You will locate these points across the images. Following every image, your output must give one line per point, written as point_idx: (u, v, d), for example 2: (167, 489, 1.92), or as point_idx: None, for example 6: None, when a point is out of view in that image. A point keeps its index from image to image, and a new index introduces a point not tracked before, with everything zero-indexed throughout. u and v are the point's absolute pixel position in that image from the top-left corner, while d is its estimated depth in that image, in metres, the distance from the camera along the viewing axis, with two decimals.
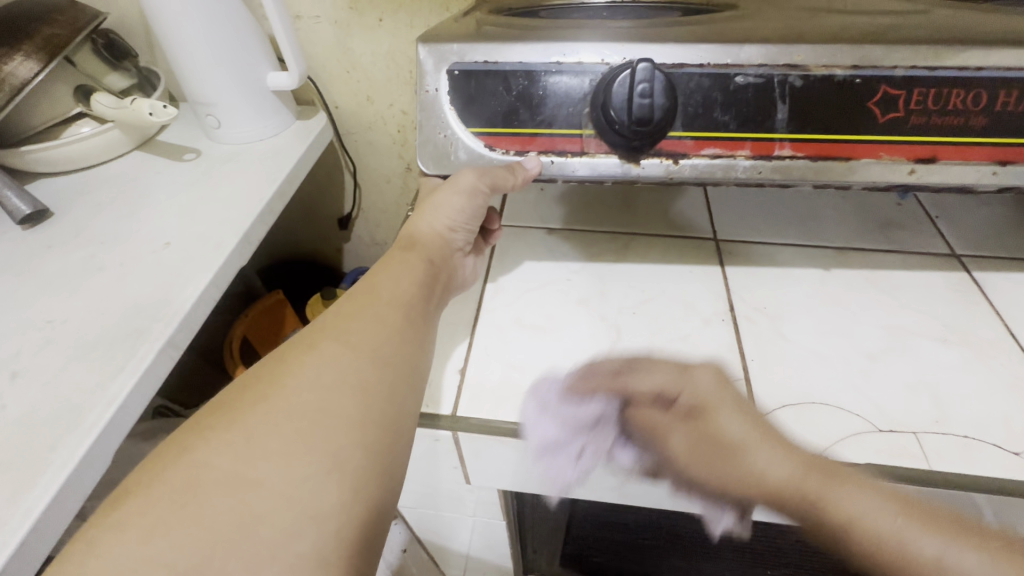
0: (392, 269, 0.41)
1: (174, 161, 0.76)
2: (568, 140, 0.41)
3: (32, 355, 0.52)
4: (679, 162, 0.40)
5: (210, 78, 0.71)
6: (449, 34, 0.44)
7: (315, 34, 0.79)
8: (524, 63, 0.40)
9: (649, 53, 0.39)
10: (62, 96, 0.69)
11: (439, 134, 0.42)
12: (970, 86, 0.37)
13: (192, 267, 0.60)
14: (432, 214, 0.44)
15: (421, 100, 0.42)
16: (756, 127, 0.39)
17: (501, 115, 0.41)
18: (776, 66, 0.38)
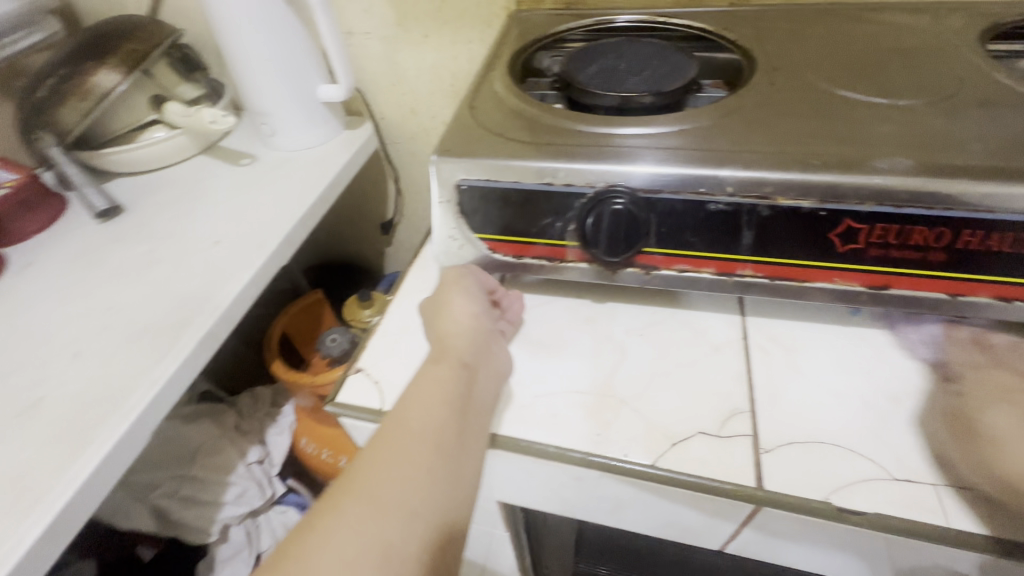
0: (436, 375, 0.36)
1: (232, 166, 0.82)
2: (554, 250, 0.40)
3: (93, 337, 0.58)
4: (650, 274, 0.39)
5: (267, 90, 0.76)
6: (458, 136, 0.42)
7: (365, 49, 0.83)
8: (518, 183, 0.39)
9: (626, 173, 0.37)
10: (139, 105, 0.76)
11: (446, 237, 0.42)
12: (934, 223, 0.34)
13: (235, 266, 0.64)
14: (445, 315, 0.40)
15: (435, 209, 0.42)
16: (722, 248, 0.37)
17: (498, 225, 0.41)
18: (747, 195, 0.36)
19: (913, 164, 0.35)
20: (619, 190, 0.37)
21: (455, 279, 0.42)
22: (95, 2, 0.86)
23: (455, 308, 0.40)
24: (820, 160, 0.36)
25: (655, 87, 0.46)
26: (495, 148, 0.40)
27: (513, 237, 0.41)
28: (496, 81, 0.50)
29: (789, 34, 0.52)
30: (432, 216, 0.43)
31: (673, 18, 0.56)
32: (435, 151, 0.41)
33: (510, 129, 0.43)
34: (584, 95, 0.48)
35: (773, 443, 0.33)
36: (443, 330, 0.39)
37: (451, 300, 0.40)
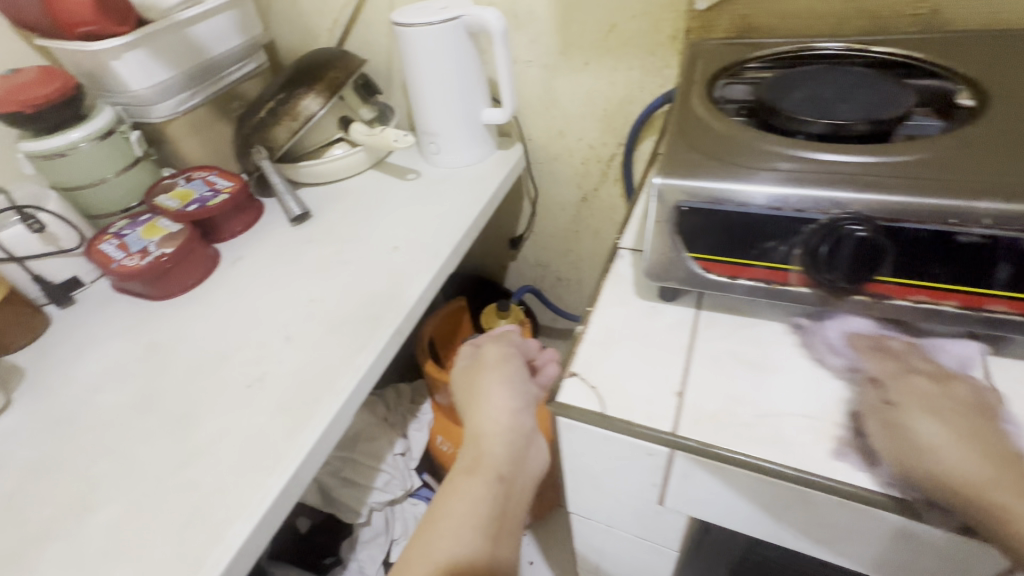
0: (469, 477, 0.47)
1: (399, 180, 0.90)
2: (774, 273, 0.41)
3: (300, 325, 0.66)
4: (879, 303, 0.39)
5: (441, 114, 0.84)
6: (672, 159, 0.44)
7: (525, 76, 0.89)
8: (743, 208, 0.40)
9: (864, 202, 0.37)
10: (330, 125, 0.88)
11: (660, 255, 0.44)
12: None
13: (414, 270, 0.71)
14: (482, 413, 0.50)
15: (648, 228, 0.44)
16: (970, 280, 0.36)
17: (717, 245, 0.42)
18: (1010, 229, 0.34)
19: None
20: (857, 217, 0.37)
21: (491, 358, 0.55)
22: (294, 37, 1.00)
23: (489, 409, 0.50)
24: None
25: (868, 114, 0.46)
26: (716, 172, 0.42)
27: (731, 259, 0.42)
28: (691, 106, 0.52)
29: (1012, 61, 0.50)
30: (644, 234, 0.44)
31: (873, 46, 0.55)
32: (652, 172, 0.43)
33: (723, 153, 0.45)
34: (789, 121, 0.48)
35: None
36: (478, 430, 0.50)
37: (489, 399, 0.51)
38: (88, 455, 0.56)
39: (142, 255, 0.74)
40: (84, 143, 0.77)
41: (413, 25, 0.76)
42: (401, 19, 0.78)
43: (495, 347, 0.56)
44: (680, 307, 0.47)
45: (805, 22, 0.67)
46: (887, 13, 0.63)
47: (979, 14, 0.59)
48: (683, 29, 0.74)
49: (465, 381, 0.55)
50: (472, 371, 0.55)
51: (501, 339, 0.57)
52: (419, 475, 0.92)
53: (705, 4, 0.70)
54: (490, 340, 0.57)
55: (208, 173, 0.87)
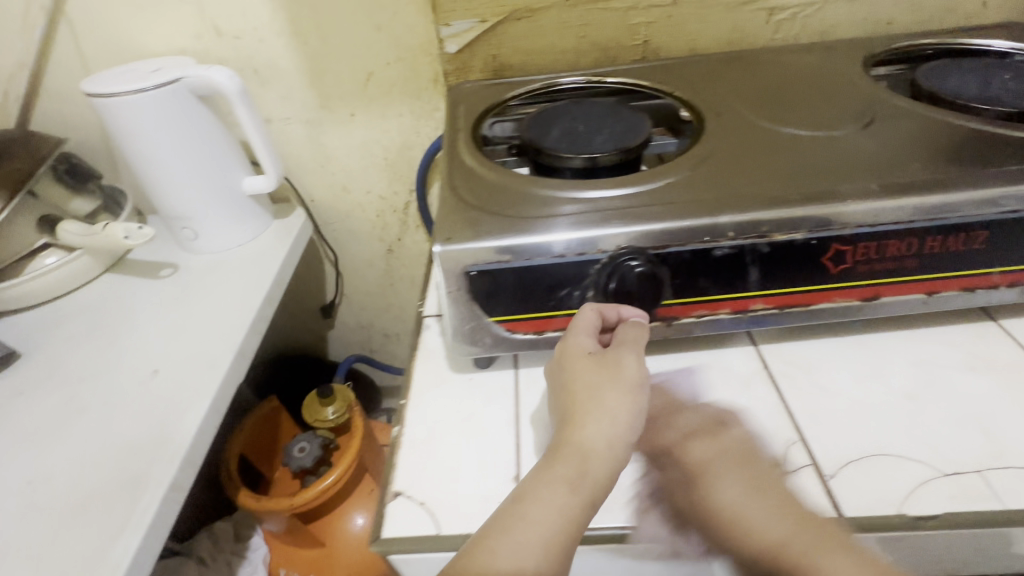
0: (544, 503, 0.32)
1: (151, 279, 0.72)
2: (574, 318, 0.40)
3: (12, 526, 0.46)
4: (670, 325, 0.40)
5: (187, 192, 0.70)
6: (451, 220, 0.41)
7: (287, 134, 0.79)
8: (530, 261, 0.38)
9: (636, 235, 0.38)
10: (24, 230, 0.66)
11: (463, 325, 0.40)
12: (904, 235, 0.38)
13: (187, 395, 0.56)
14: (598, 428, 0.34)
15: (443, 299, 0.40)
16: (733, 288, 0.39)
17: (517, 304, 0.39)
18: (747, 237, 0.38)
19: (876, 187, 0.39)
20: (633, 250, 0.38)
21: (616, 359, 0.37)
22: None
23: (607, 427, 0.34)
24: (798, 195, 0.39)
25: (617, 144, 0.49)
26: (495, 229, 0.39)
27: (533, 314, 0.39)
28: (461, 155, 0.50)
29: (709, 83, 0.58)
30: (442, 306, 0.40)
31: (609, 76, 0.60)
32: (433, 239, 0.39)
33: (499, 204, 0.43)
34: (555, 160, 0.49)
35: (833, 466, 0.35)
36: (587, 440, 0.34)
37: (610, 411, 0.35)
38: None
39: None
40: None
41: (118, 94, 0.62)
42: (98, 89, 0.62)
43: (635, 352, 0.37)
44: (500, 371, 0.43)
45: (549, 58, 0.71)
46: (612, 45, 0.70)
47: (679, 42, 0.69)
48: (441, 72, 0.72)
49: (576, 369, 0.36)
50: (599, 359, 0.37)
51: (636, 330, 0.38)
52: None
53: (455, 46, 0.69)
54: (632, 320, 0.38)
55: None
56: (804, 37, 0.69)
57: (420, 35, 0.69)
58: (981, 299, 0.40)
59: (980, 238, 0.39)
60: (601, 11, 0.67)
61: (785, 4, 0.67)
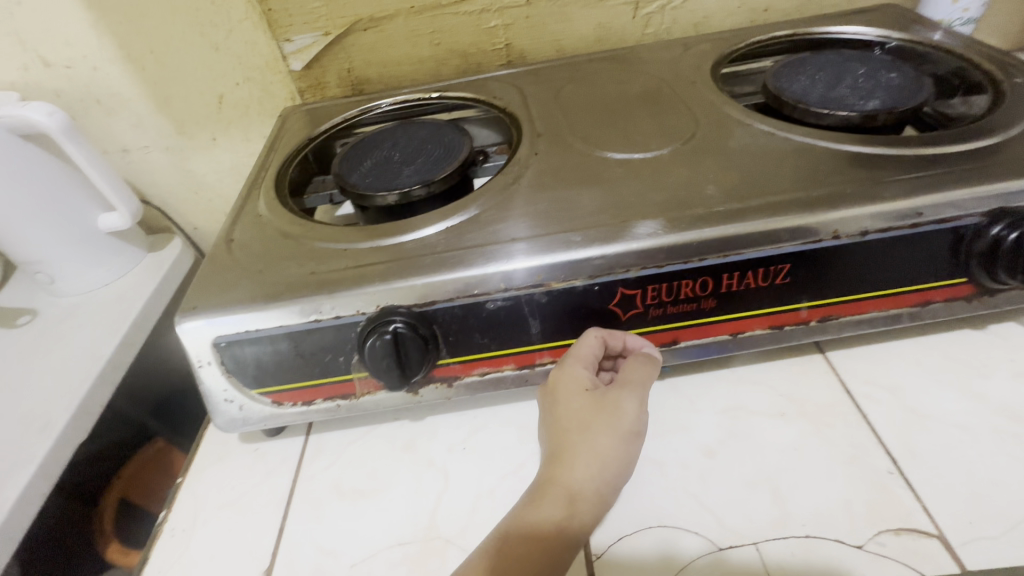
0: (523, 535, 0.30)
1: (6, 329, 0.68)
2: (341, 385, 0.36)
3: None
4: (453, 385, 0.37)
5: (31, 236, 0.66)
6: (208, 282, 0.37)
7: (149, 163, 0.74)
8: (283, 327, 0.35)
9: (396, 292, 0.34)
10: None
11: (225, 399, 0.37)
12: (697, 274, 0.34)
13: (10, 463, 0.52)
14: (587, 462, 0.32)
15: (197, 374, 0.36)
16: (514, 343, 0.36)
17: (278, 374, 0.36)
18: (520, 288, 0.34)
19: (664, 222, 0.35)
20: (392, 310, 0.34)
21: (617, 394, 0.34)
22: None
23: (595, 473, 0.32)
24: (580, 235, 0.35)
25: (427, 175, 0.45)
26: (248, 293, 0.35)
27: (296, 384, 0.36)
28: (261, 196, 0.45)
29: (554, 93, 0.54)
30: (199, 380, 0.36)
31: (448, 93, 0.57)
32: (181, 308, 0.35)
33: (273, 257, 0.39)
34: (359, 197, 0.45)
35: (602, 545, 0.32)
36: (576, 482, 0.32)
37: (599, 453, 0.32)
38: None
39: None
40: None
41: None
42: None
43: (637, 395, 0.34)
44: (289, 438, 0.40)
45: (410, 69, 0.66)
46: (471, 51, 0.65)
47: (544, 44, 0.65)
48: (296, 90, 0.67)
49: (572, 402, 0.34)
50: (598, 396, 0.34)
51: (641, 368, 0.35)
52: None
53: (301, 62, 0.64)
54: (638, 356, 0.35)
55: None
56: (676, 31, 0.64)
57: (264, 52, 0.64)
58: (793, 336, 0.37)
59: (782, 273, 0.35)
60: (453, 16, 0.62)
61: None
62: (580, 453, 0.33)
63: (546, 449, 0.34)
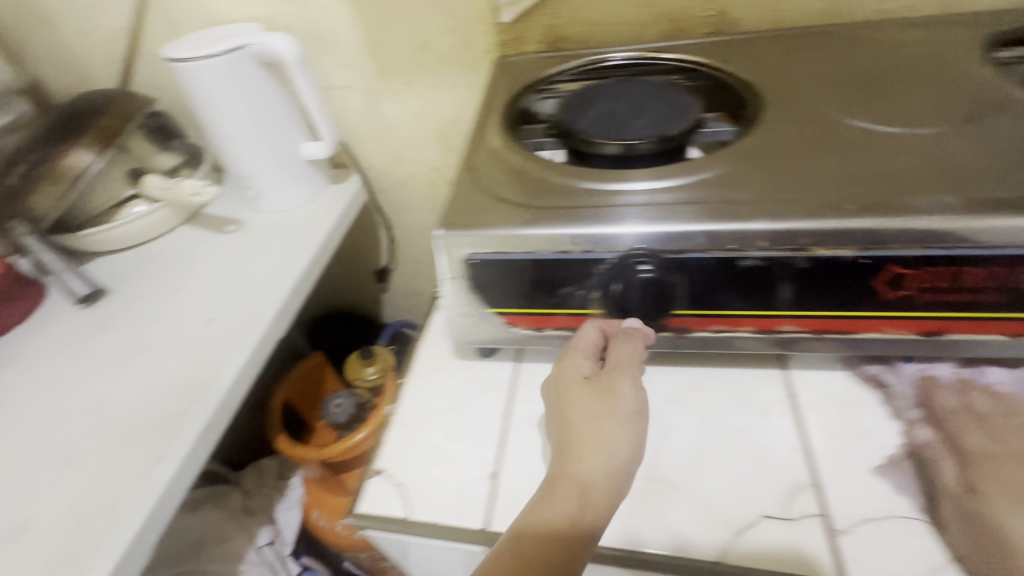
0: (537, 530, 0.30)
1: (218, 234, 0.78)
2: (575, 318, 0.38)
3: (81, 440, 0.54)
4: (683, 336, 0.37)
5: (250, 155, 0.74)
6: (460, 204, 0.40)
7: (347, 101, 0.81)
8: (531, 254, 0.36)
9: (649, 236, 0.35)
10: (114, 181, 0.73)
11: (463, 313, 0.40)
12: (989, 264, 0.31)
13: (228, 345, 0.60)
14: (592, 453, 0.32)
15: (444, 285, 0.40)
16: (758, 306, 0.35)
17: (518, 298, 0.38)
18: (782, 249, 0.33)
19: (958, 201, 0.32)
20: (643, 253, 0.35)
21: (618, 378, 0.34)
22: (70, 80, 0.84)
23: (605, 459, 0.32)
24: (854, 204, 0.33)
25: (658, 131, 0.45)
26: (500, 217, 0.37)
27: (532, 309, 0.38)
28: (490, 135, 0.48)
29: (783, 62, 0.51)
30: (442, 291, 0.40)
31: (666, 51, 0.55)
32: (436, 222, 0.38)
33: (514, 188, 0.41)
34: (585, 145, 0.46)
35: (848, 522, 0.39)
36: (585, 471, 0.32)
37: (608, 437, 0.32)
38: None
39: None
40: None
41: (190, 60, 0.66)
42: (175, 54, 0.67)
43: (634, 377, 0.34)
44: (501, 362, 0.43)
45: (612, 29, 0.65)
46: (682, 16, 0.63)
47: (762, 13, 0.61)
48: (497, 42, 0.69)
49: (574, 393, 0.34)
50: (597, 384, 0.34)
51: (629, 349, 0.35)
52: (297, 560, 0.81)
53: (510, 16, 0.66)
54: (621, 338, 0.36)
55: None
56: (922, 8, 0.58)
57: (476, 3, 0.67)
58: None
59: None
60: None
61: None
62: (584, 442, 0.33)
63: (555, 445, 0.34)
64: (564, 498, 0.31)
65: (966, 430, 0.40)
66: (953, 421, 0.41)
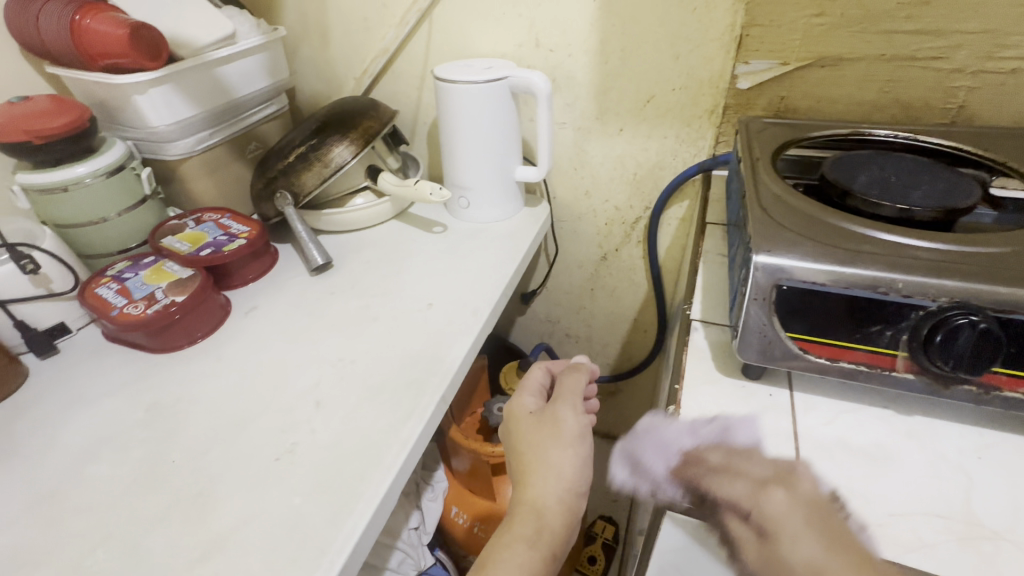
0: (514, 525, 0.46)
1: (426, 233, 0.87)
2: (878, 357, 0.40)
3: (330, 387, 0.60)
4: (989, 394, 0.38)
5: (475, 169, 0.83)
6: (771, 235, 0.44)
7: (557, 137, 0.90)
8: (848, 290, 0.40)
9: (977, 293, 0.37)
10: (356, 173, 0.84)
11: (758, 332, 0.42)
12: None
13: (454, 330, 0.67)
14: (544, 469, 0.48)
15: (743, 305, 0.43)
16: None
17: (822, 327, 0.41)
18: None
19: None
20: (967, 306, 0.37)
21: (550, 415, 0.52)
22: (320, 86, 0.99)
23: (559, 481, 0.48)
24: None
25: (942, 203, 0.48)
26: (819, 253, 0.41)
27: (834, 340, 0.41)
28: (762, 182, 0.53)
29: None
30: (740, 310, 0.43)
31: (920, 135, 0.60)
32: (753, 247, 0.42)
33: (816, 230, 0.45)
34: (861, 204, 0.50)
35: None
36: (541, 485, 0.48)
37: (559, 464, 0.49)
38: (76, 546, 0.48)
39: (148, 302, 0.68)
40: (90, 178, 0.72)
41: (458, 82, 0.76)
42: (445, 76, 0.77)
43: (571, 409, 0.52)
44: (769, 385, 0.46)
45: (839, 107, 0.71)
46: (917, 105, 0.67)
47: (1000, 114, 0.65)
48: (721, 104, 0.76)
49: (520, 421, 0.53)
50: (541, 416, 0.53)
51: (571, 385, 0.55)
52: (432, 551, 0.84)
53: (747, 83, 0.73)
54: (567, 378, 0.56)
55: (222, 217, 0.83)
56: None
57: (714, 68, 0.74)
58: None
59: None
60: (917, 69, 0.65)
61: None
62: (556, 466, 0.49)
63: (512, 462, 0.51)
64: (548, 503, 0.47)
65: (724, 479, 0.38)
66: (700, 474, 0.39)
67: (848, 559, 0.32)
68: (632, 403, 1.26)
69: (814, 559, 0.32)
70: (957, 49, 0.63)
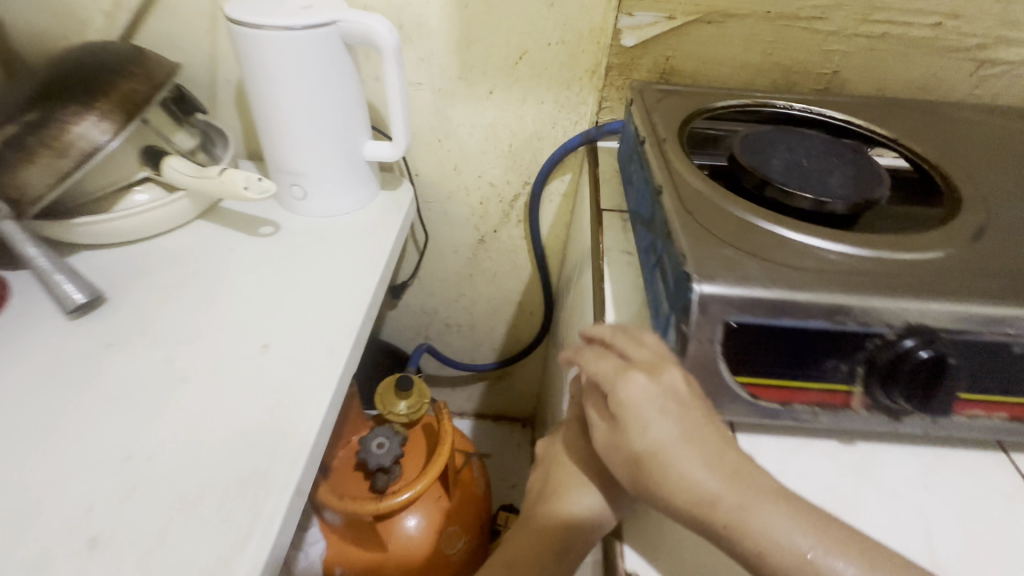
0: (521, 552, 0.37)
1: (250, 236, 0.65)
2: (831, 395, 0.34)
3: (113, 510, 0.40)
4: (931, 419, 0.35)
5: (308, 150, 0.62)
6: (707, 253, 0.35)
7: (412, 101, 0.72)
8: (802, 322, 0.33)
9: (934, 313, 0.32)
10: (125, 160, 0.58)
11: (703, 381, 0.34)
12: None
13: (304, 382, 0.49)
14: (566, 485, 0.39)
15: (683, 348, 0.34)
16: (1017, 391, 0.34)
17: (774, 366, 0.34)
18: None
19: None
20: (920, 328, 0.32)
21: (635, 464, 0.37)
22: (45, 21, 0.66)
23: (592, 493, 0.38)
24: None
25: (859, 192, 0.43)
26: (766, 276, 0.33)
27: (785, 381, 0.34)
28: (673, 170, 0.44)
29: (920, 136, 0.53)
30: (680, 354, 0.34)
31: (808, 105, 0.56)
32: (691, 273, 0.33)
33: (750, 239, 0.37)
34: (780, 196, 0.43)
35: None
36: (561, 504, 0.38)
37: (596, 472, 0.39)
38: None
39: None
40: None
41: (262, 27, 0.54)
42: (243, 17, 0.54)
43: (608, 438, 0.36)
44: None
45: (724, 70, 0.64)
46: (797, 68, 0.64)
47: (868, 80, 0.64)
48: (604, 63, 0.65)
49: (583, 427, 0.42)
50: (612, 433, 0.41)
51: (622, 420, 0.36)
52: None
53: (631, 39, 0.63)
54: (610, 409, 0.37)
55: None
56: (1003, 97, 0.63)
57: (594, 20, 0.62)
58: None
59: None
60: (798, 30, 0.61)
61: (999, 58, 0.61)
62: (579, 475, 0.39)
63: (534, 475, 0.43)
64: (568, 519, 0.38)
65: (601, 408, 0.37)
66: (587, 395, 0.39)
67: (697, 439, 0.31)
68: (523, 384, 1.20)
69: (636, 399, 0.32)
70: (835, 9, 0.59)
